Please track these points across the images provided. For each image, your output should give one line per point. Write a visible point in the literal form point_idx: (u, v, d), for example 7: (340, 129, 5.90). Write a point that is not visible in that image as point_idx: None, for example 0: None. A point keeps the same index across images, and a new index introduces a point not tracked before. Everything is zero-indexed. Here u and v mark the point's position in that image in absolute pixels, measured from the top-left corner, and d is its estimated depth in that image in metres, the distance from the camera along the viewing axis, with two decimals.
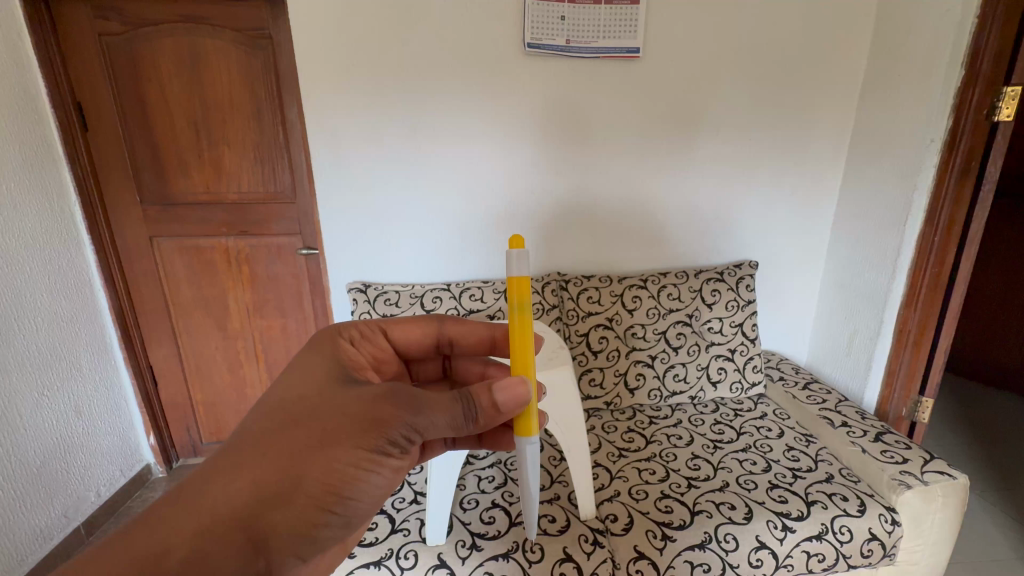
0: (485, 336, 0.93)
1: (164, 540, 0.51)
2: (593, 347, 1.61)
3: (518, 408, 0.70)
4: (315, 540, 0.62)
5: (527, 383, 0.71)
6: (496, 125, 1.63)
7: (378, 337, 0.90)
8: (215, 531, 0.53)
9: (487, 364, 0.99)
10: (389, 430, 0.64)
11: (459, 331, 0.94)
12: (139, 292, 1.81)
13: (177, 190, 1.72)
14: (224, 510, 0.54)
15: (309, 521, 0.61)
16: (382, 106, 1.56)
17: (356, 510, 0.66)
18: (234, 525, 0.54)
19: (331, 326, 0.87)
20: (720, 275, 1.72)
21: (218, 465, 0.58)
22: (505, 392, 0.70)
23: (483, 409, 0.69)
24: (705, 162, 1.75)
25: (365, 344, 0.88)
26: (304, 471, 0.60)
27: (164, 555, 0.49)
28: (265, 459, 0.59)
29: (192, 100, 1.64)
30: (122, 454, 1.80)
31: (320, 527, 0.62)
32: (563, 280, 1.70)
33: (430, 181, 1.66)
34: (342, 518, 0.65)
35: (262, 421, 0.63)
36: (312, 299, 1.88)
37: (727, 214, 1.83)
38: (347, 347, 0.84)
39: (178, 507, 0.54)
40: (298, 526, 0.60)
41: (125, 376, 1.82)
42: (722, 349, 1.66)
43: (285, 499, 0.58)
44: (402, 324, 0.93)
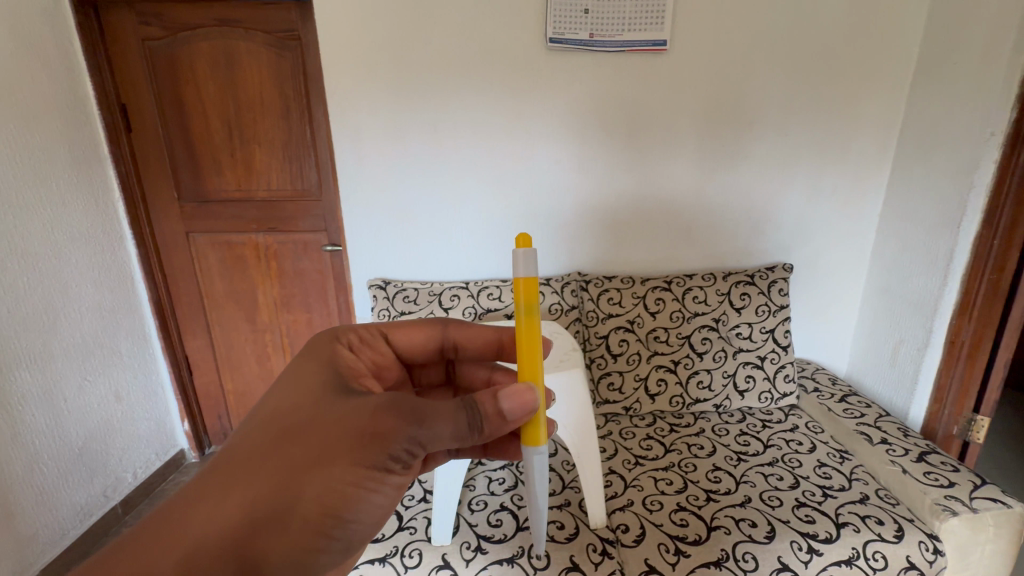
0: (488, 341, 0.98)
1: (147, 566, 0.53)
2: (612, 350, 1.56)
3: (527, 416, 0.72)
4: (311, 564, 0.62)
5: (536, 390, 0.72)
6: (517, 122, 1.61)
7: (378, 342, 0.95)
8: (201, 559, 0.55)
9: (492, 371, 1.05)
10: (389, 446, 0.64)
11: (461, 334, 0.99)
12: (176, 284, 1.90)
13: (212, 188, 1.79)
14: (213, 532, 0.56)
15: (305, 544, 0.61)
16: (404, 104, 1.57)
17: (355, 533, 0.65)
18: (224, 546, 0.56)
19: (331, 328, 0.91)
20: (751, 277, 1.62)
21: (215, 483, 0.59)
22: (511, 400, 0.72)
23: (488, 416, 0.71)
24: (736, 160, 1.67)
25: (368, 349, 0.92)
26: (300, 491, 0.60)
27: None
28: (256, 481, 0.59)
29: (226, 101, 1.71)
30: (158, 439, 1.90)
31: (318, 550, 0.62)
32: (584, 280, 1.66)
33: (451, 179, 1.66)
34: (342, 541, 0.64)
35: (257, 438, 0.63)
36: (336, 295, 1.92)
37: (760, 215, 1.73)
38: (347, 351, 0.87)
39: (171, 524, 0.56)
40: (294, 550, 0.60)
41: (161, 365, 1.91)
42: (750, 356, 1.57)
43: (277, 520, 0.58)
44: (403, 330, 0.96)
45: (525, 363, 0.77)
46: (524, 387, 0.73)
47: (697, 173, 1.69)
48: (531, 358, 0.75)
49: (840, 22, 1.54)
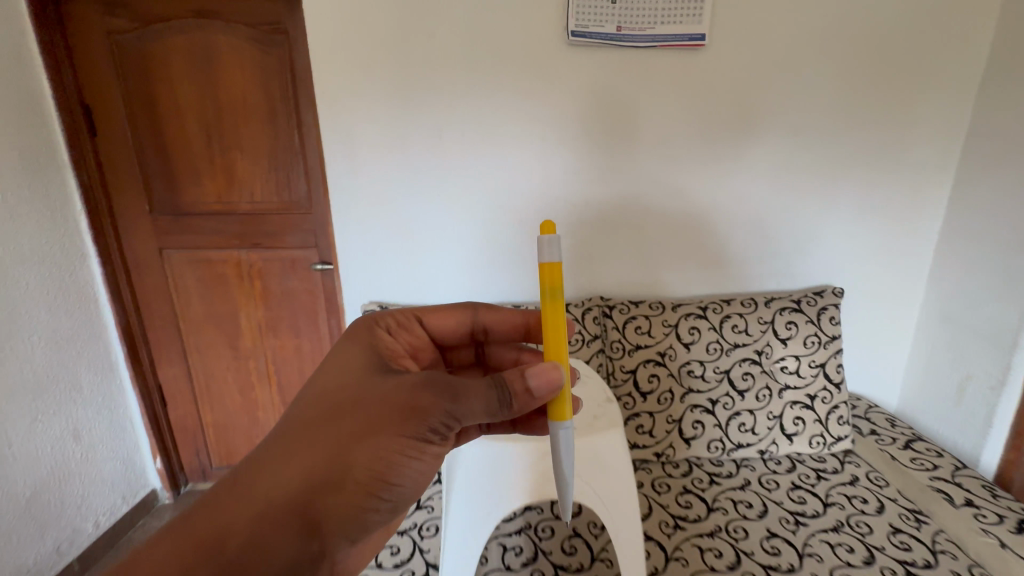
0: (519, 323, 0.94)
1: (224, 522, 0.60)
2: (641, 387, 1.37)
3: (550, 394, 0.71)
4: (363, 523, 0.68)
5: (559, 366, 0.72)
6: (533, 127, 1.42)
7: (414, 325, 0.92)
8: (270, 515, 0.61)
9: (521, 351, 1.01)
10: (428, 418, 0.68)
11: (493, 317, 0.95)
12: (148, 306, 1.69)
13: (188, 200, 1.59)
14: (281, 493, 0.62)
15: (358, 505, 0.66)
16: (404, 107, 1.38)
17: (400, 497, 0.70)
18: (289, 506, 0.62)
19: (368, 314, 0.89)
20: (798, 303, 1.43)
21: (274, 452, 0.65)
22: (538, 377, 0.70)
23: (516, 394, 0.70)
24: (779, 171, 1.48)
25: (404, 332, 0.90)
26: (352, 458, 0.65)
27: (224, 536, 0.59)
28: (311, 450, 0.64)
29: (204, 103, 1.51)
30: (126, 481, 1.69)
31: (368, 510, 0.67)
32: (607, 305, 1.46)
33: (456, 191, 1.47)
34: (389, 503, 0.69)
35: (308, 411, 0.68)
36: (327, 319, 1.72)
37: (806, 232, 1.54)
38: (385, 335, 0.86)
39: (242, 486, 0.62)
40: (349, 509, 0.66)
41: (130, 397, 1.71)
42: (799, 395, 1.38)
43: (333, 484, 0.64)
44: (437, 312, 0.94)
45: (550, 341, 0.73)
46: (549, 366, 0.71)
47: (735, 185, 1.50)
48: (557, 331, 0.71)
49: (900, 16, 1.36)
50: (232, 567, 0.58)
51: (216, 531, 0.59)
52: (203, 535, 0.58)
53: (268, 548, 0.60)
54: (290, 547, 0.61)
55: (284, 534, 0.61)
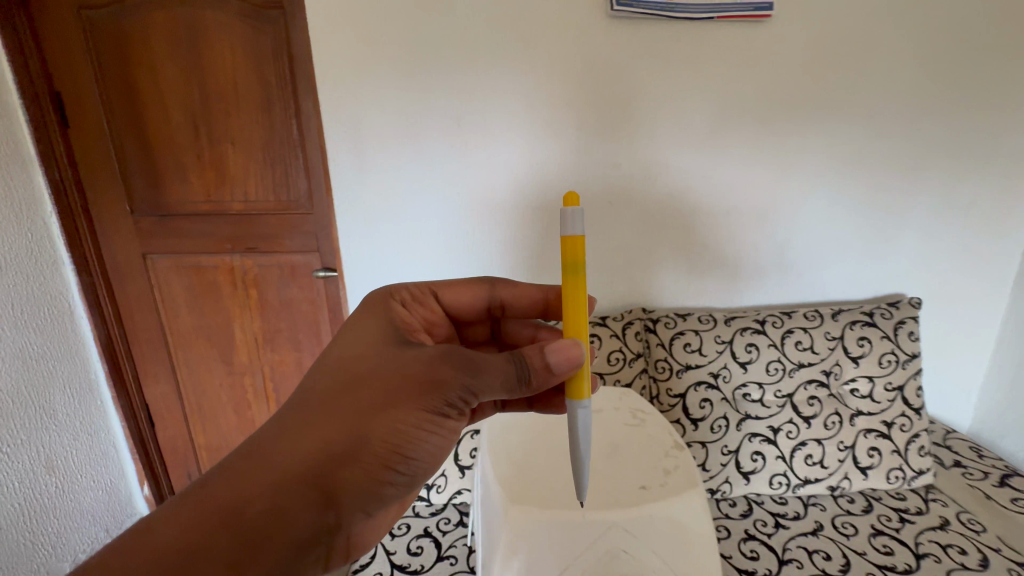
0: (534, 299, 0.94)
1: (243, 491, 0.58)
2: (692, 413, 1.20)
3: (569, 371, 0.70)
4: (379, 494, 0.66)
5: (582, 346, 0.69)
6: (566, 115, 1.23)
7: (431, 300, 0.93)
8: (290, 484, 0.60)
9: (538, 328, 1.02)
10: (447, 391, 0.67)
11: (509, 294, 0.95)
12: (132, 318, 1.52)
13: (174, 199, 1.41)
14: (303, 462, 0.61)
15: (376, 477, 0.65)
16: (419, 92, 1.20)
17: (416, 469, 0.69)
18: (312, 472, 0.61)
19: (385, 287, 0.89)
20: (871, 316, 1.25)
21: (294, 424, 0.64)
22: (556, 354, 0.69)
23: (536, 369, 0.69)
24: (852, 163, 1.28)
25: (419, 306, 0.91)
26: (372, 431, 0.64)
27: (245, 503, 0.57)
28: (331, 421, 0.63)
29: (190, 89, 1.33)
30: (109, 511, 1.52)
31: (385, 482, 0.66)
32: (651, 319, 1.28)
33: (478, 189, 1.28)
34: (404, 476, 0.68)
35: (326, 383, 0.67)
36: (330, 330, 1.54)
37: (880, 233, 1.34)
38: (403, 308, 0.86)
39: (261, 458, 0.61)
40: (366, 481, 0.65)
41: (113, 419, 1.54)
42: (874, 422, 1.20)
43: (353, 454, 0.63)
44: (453, 290, 0.95)
45: (572, 318, 0.71)
46: (570, 343, 0.70)
47: (802, 179, 1.29)
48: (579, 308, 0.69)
49: None
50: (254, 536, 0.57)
51: (235, 499, 0.57)
52: (223, 503, 0.57)
53: (289, 518, 0.59)
54: (310, 518, 0.60)
55: (303, 503, 0.60)
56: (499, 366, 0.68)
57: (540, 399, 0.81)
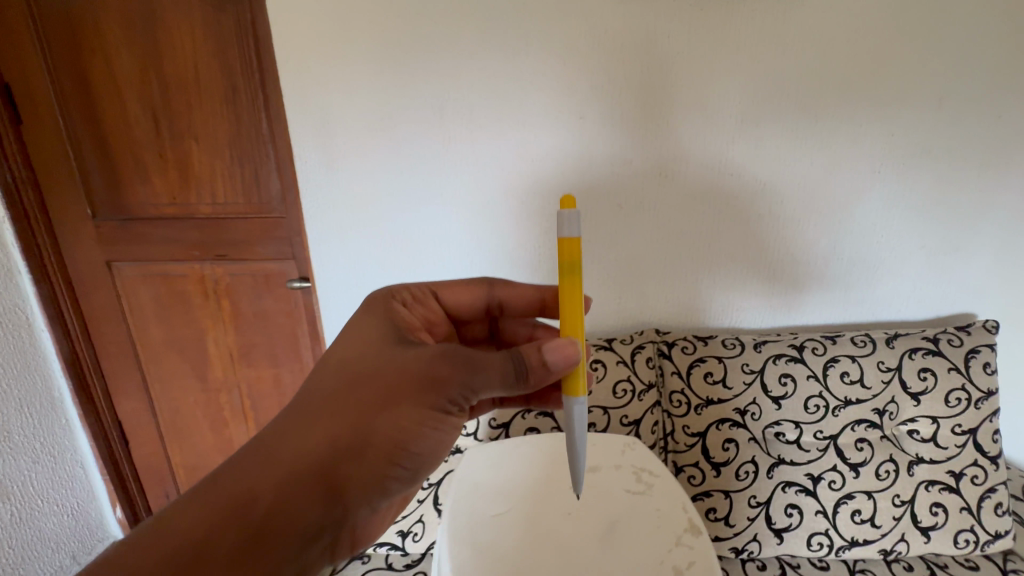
0: (533, 299, 0.81)
1: (243, 491, 0.53)
2: (713, 456, 1.01)
3: (565, 369, 0.63)
4: (384, 494, 0.61)
5: (577, 344, 0.63)
6: (566, 103, 1.04)
7: (430, 300, 0.79)
8: (290, 482, 0.54)
9: (536, 326, 0.88)
10: (448, 389, 0.61)
11: (510, 294, 0.81)
12: (99, 330, 1.41)
13: (136, 201, 1.30)
14: (302, 462, 0.55)
15: (380, 475, 0.59)
16: (393, 78, 1.03)
17: (422, 467, 0.63)
18: (316, 470, 0.55)
19: (377, 288, 0.75)
20: (936, 343, 1.03)
21: (289, 423, 0.58)
22: (554, 352, 0.62)
23: (532, 366, 0.62)
24: (914, 157, 1.06)
25: (418, 307, 0.77)
26: (373, 429, 0.58)
27: (245, 503, 0.52)
28: (332, 416, 0.58)
29: (149, 82, 1.20)
30: (75, 537, 1.43)
31: (390, 480, 0.61)
32: (667, 342, 1.09)
33: (464, 190, 1.11)
34: (411, 473, 0.63)
35: (323, 379, 0.61)
36: (309, 346, 1.40)
37: (944, 242, 1.11)
38: (400, 307, 0.73)
39: (257, 461, 0.55)
40: (370, 480, 0.59)
41: (81, 438, 1.44)
42: (938, 472, 0.99)
43: (356, 453, 0.57)
44: (451, 285, 0.81)
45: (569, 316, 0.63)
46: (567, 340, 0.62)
47: (851, 177, 1.08)
48: (577, 309, 0.63)
49: None
50: (254, 543, 0.51)
51: (234, 499, 0.52)
52: (222, 502, 0.52)
53: (293, 515, 0.54)
54: (310, 524, 0.55)
55: (306, 501, 0.55)
56: (496, 362, 0.63)
57: (537, 396, 0.79)
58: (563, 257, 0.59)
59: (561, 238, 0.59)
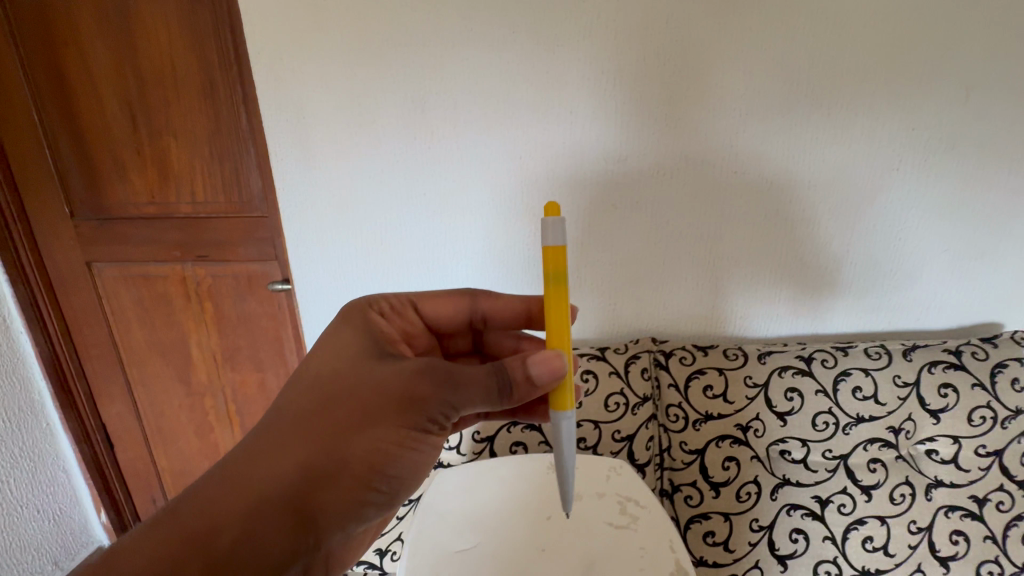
0: (519, 310, 0.75)
1: (211, 518, 0.51)
2: (712, 475, 0.95)
3: (552, 382, 0.59)
4: (361, 519, 0.58)
5: (564, 356, 0.59)
6: (556, 95, 0.97)
7: (410, 310, 0.73)
8: (260, 511, 0.52)
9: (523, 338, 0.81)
10: (427, 409, 0.57)
11: (494, 306, 0.75)
12: (80, 332, 1.38)
13: (115, 201, 1.26)
14: (273, 490, 0.52)
15: (354, 500, 0.56)
16: (371, 69, 0.97)
17: (402, 490, 0.60)
18: (286, 499, 0.53)
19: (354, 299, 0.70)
20: (959, 356, 0.95)
21: (260, 445, 0.54)
22: (539, 364, 0.58)
23: (516, 381, 0.58)
24: (936, 153, 0.98)
25: (396, 319, 0.71)
26: (347, 454, 0.55)
27: (212, 532, 0.50)
28: (304, 439, 0.54)
29: (123, 76, 1.16)
30: (58, 543, 1.41)
31: (365, 505, 0.57)
32: (664, 353, 1.02)
33: (449, 189, 1.05)
34: (389, 495, 0.60)
35: (295, 397, 0.57)
36: (293, 351, 1.35)
37: (968, 244, 1.03)
38: (377, 318, 0.67)
39: (226, 487, 0.52)
40: (343, 506, 0.56)
41: (63, 442, 1.42)
42: (959, 497, 0.91)
43: (329, 480, 0.54)
44: (433, 296, 0.76)
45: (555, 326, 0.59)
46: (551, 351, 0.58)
47: (865, 175, 0.99)
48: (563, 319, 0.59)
49: None
50: (223, 573, 0.49)
51: (203, 527, 0.50)
52: (192, 528, 0.50)
53: (262, 545, 0.52)
54: (283, 552, 0.52)
55: (275, 531, 0.52)
56: (479, 376, 0.58)
57: (524, 409, 0.73)
58: (547, 265, 0.57)
59: (546, 245, 0.56)
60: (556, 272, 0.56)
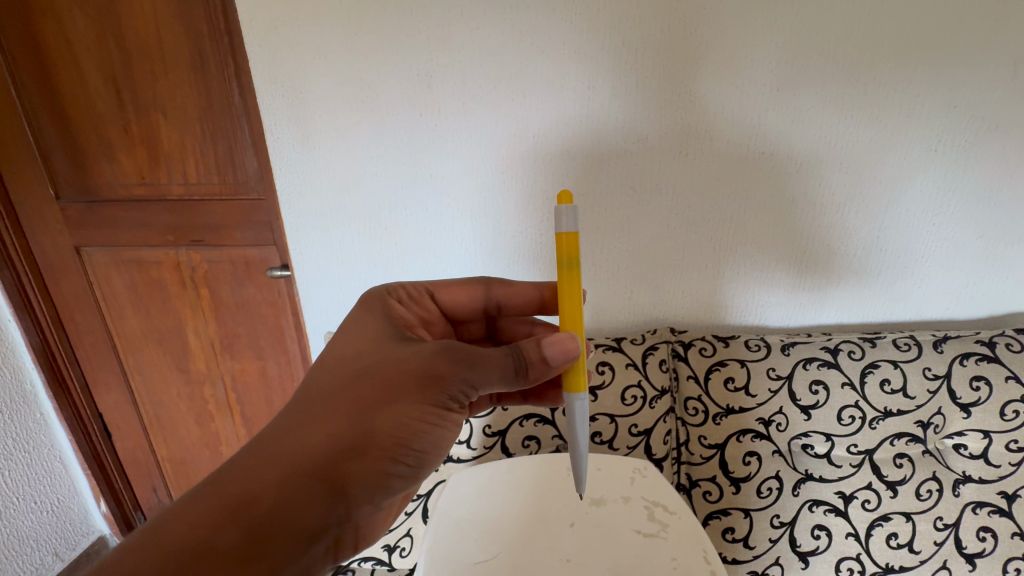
0: (534, 297, 0.71)
1: (242, 489, 0.47)
2: (732, 470, 0.91)
3: (566, 365, 0.55)
4: (387, 494, 0.54)
5: (577, 338, 0.55)
6: (572, 69, 0.90)
7: (426, 299, 0.70)
8: (290, 483, 0.47)
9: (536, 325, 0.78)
10: (449, 386, 0.53)
11: (509, 293, 0.71)
12: (72, 320, 1.33)
13: (103, 182, 1.20)
14: (301, 461, 0.48)
15: (382, 475, 0.52)
16: (373, 40, 0.90)
17: (428, 464, 0.56)
18: (316, 469, 0.48)
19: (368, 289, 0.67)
20: (992, 348, 0.91)
21: (282, 424, 0.51)
22: (551, 345, 0.54)
23: (531, 362, 0.54)
24: (978, 134, 0.92)
25: (414, 306, 0.69)
26: (373, 425, 0.51)
27: (248, 502, 0.46)
28: (332, 413, 0.51)
29: (106, 46, 1.08)
30: (57, 533, 1.39)
31: (393, 481, 0.53)
32: (683, 343, 0.98)
33: (458, 169, 0.99)
34: (417, 471, 0.56)
35: (320, 377, 0.54)
36: (295, 339, 1.30)
37: (1005, 230, 0.98)
38: (395, 304, 0.66)
39: (250, 463, 0.48)
40: (372, 481, 0.51)
41: (59, 433, 1.38)
42: (988, 493, 0.87)
43: (359, 451, 0.50)
44: (448, 283, 0.72)
45: (568, 312, 0.56)
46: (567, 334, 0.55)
47: (901, 157, 0.94)
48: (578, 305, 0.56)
49: None
50: (255, 547, 0.45)
51: (238, 496, 0.46)
52: (227, 499, 0.46)
53: (296, 518, 0.47)
54: (312, 525, 0.48)
55: (306, 504, 0.48)
56: (495, 356, 0.54)
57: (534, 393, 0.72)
58: (560, 250, 0.53)
59: (559, 232, 0.53)
60: (569, 258, 0.53)
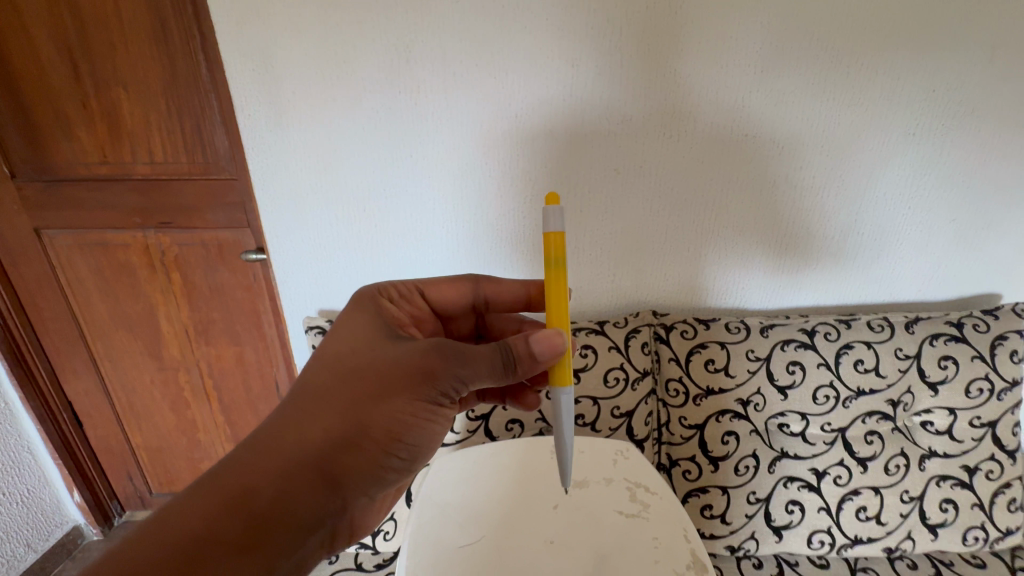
0: (520, 295, 0.71)
1: (239, 481, 0.45)
2: (711, 450, 0.93)
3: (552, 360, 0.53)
4: (383, 485, 0.53)
5: (565, 333, 0.53)
6: (555, 46, 0.88)
7: (417, 297, 0.69)
8: (289, 477, 0.46)
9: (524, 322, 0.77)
10: (442, 381, 0.52)
11: (497, 290, 0.71)
12: (36, 306, 1.27)
13: (62, 161, 1.13)
14: (299, 454, 0.47)
15: (377, 467, 0.52)
16: (348, 12, 0.86)
17: (424, 456, 0.55)
18: (314, 462, 0.48)
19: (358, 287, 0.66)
20: (961, 328, 0.94)
21: (279, 416, 0.50)
22: (538, 340, 0.52)
23: (519, 357, 0.52)
24: (955, 118, 0.93)
25: (406, 305, 0.68)
26: (368, 419, 0.50)
27: (247, 497, 0.45)
28: (328, 406, 0.50)
29: (59, 13, 1.01)
30: (29, 525, 1.36)
31: (388, 472, 0.53)
32: (664, 325, 0.98)
33: (438, 149, 0.96)
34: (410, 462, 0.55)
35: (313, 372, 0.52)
36: (273, 324, 1.27)
37: (975, 215, 1.00)
38: (387, 303, 0.64)
39: (248, 454, 0.47)
40: (369, 473, 0.51)
41: (26, 423, 1.33)
42: (951, 467, 0.92)
43: (355, 446, 0.49)
44: (438, 281, 0.71)
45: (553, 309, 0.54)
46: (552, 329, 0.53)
47: (879, 141, 0.94)
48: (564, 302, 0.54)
49: None
50: (251, 542, 0.44)
51: (236, 493, 0.45)
52: (225, 494, 0.45)
53: (293, 512, 0.46)
54: (309, 518, 0.47)
55: (304, 496, 0.47)
56: (483, 352, 0.53)
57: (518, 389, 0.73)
58: (548, 249, 0.52)
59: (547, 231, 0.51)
60: (557, 257, 0.51)
